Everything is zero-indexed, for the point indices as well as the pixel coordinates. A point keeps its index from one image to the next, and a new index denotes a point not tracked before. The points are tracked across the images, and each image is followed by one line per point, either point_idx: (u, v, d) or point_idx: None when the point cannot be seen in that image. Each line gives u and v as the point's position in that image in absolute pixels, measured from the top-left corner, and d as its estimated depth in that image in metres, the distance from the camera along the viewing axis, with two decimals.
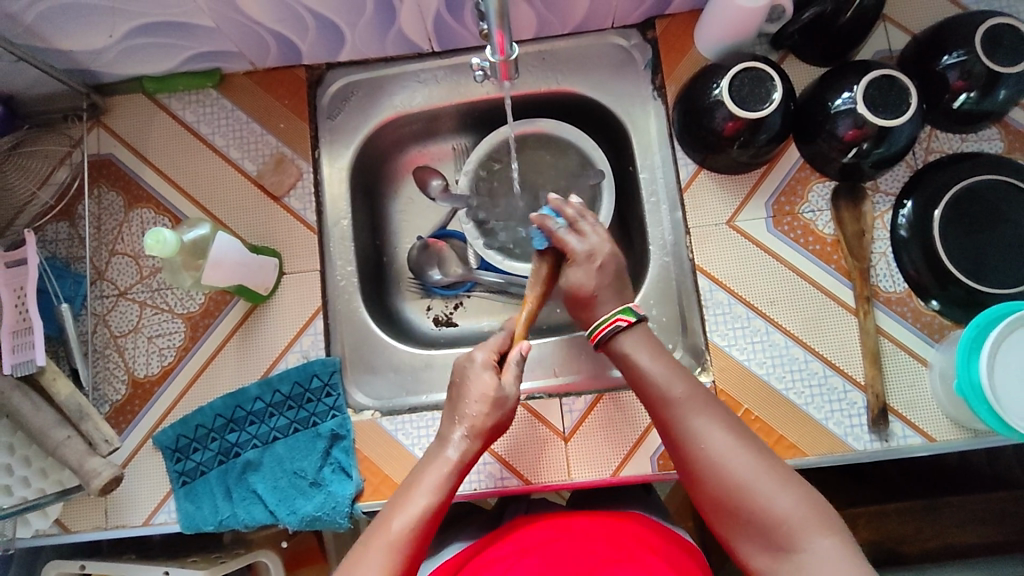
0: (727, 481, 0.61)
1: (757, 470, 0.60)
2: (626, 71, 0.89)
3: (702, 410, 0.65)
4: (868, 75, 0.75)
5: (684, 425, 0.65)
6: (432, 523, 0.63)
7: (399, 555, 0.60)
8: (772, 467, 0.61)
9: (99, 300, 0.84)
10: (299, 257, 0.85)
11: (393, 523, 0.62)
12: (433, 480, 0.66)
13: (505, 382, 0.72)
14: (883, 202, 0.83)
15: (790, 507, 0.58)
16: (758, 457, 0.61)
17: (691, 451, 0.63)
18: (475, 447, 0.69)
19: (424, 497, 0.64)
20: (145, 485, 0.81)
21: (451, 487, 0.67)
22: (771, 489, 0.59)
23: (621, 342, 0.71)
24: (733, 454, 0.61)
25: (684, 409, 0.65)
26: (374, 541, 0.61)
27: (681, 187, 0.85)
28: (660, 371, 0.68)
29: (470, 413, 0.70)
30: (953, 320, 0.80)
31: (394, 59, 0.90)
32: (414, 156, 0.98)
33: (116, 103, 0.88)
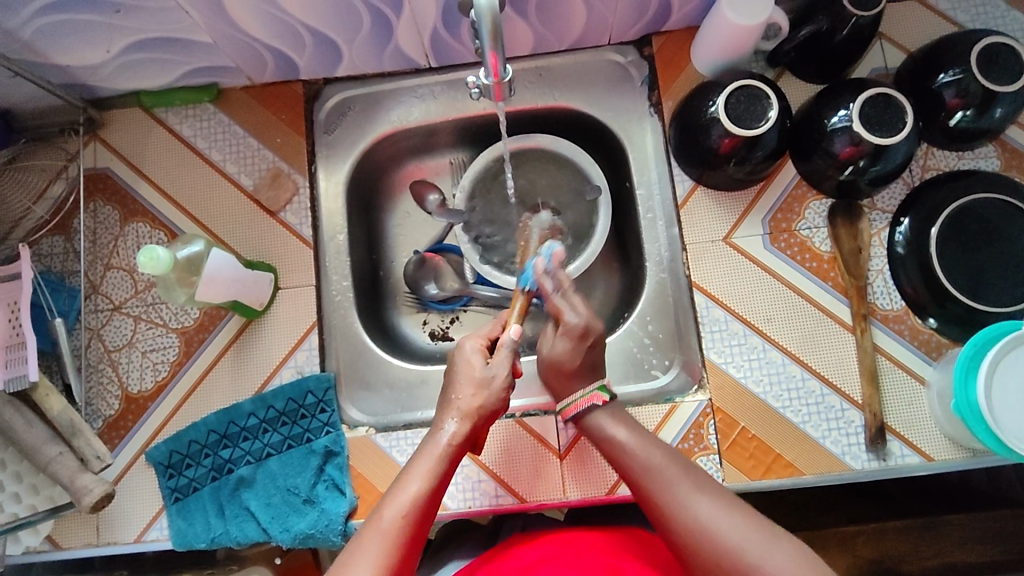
0: (719, 552, 0.58)
1: (750, 536, 0.57)
2: (622, 88, 0.89)
3: (682, 479, 0.63)
4: (864, 93, 0.75)
5: (666, 497, 0.62)
6: (426, 512, 0.62)
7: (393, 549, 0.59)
8: (766, 531, 0.58)
9: (93, 314, 0.84)
10: (295, 272, 0.85)
11: (383, 516, 0.60)
12: (424, 466, 0.65)
13: (495, 364, 0.71)
14: (880, 219, 0.83)
15: (791, 573, 0.55)
16: (747, 523, 0.59)
17: (676, 520, 0.61)
18: (464, 430, 0.68)
19: (416, 484, 0.63)
20: (138, 502, 0.80)
21: (442, 473, 0.65)
22: (767, 555, 0.56)
23: (594, 420, 0.70)
24: (724, 523, 0.59)
25: (663, 481, 0.63)
26: (366, 536, 0.59)
27: (677, 204, 0.85)
28: (633, 441, 0.67)
29: (458, 397, 0.70)
30: (951, 338, 0.79)
31: (392, 74, 0.90)
32: (411, 170, 0.98)
33: (113, 118, 0.89)
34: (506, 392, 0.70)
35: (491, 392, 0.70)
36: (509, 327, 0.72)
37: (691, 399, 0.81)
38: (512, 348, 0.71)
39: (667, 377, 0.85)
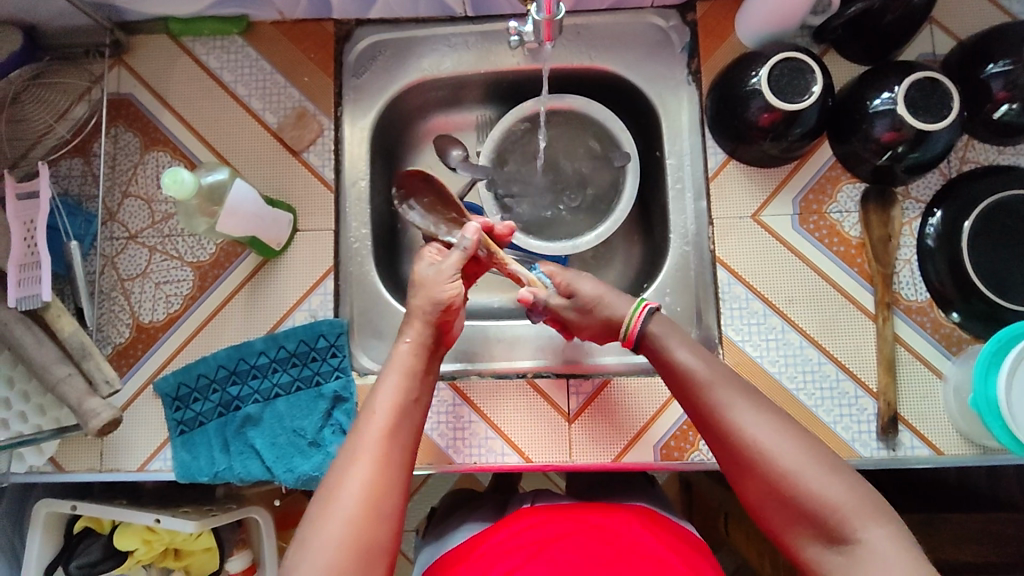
0: (770, 473, 0.56)
1: (804, 457, 0.56)
2: (662, 53, 0.86)
3: (745, 397, 0.60)
4: (910, 76, 0.73)
5: (723, 419, 0.60)
6: (410, 418, 0.62)
7: (381, 452, 0.58)
8: (816, 452, 0.56)
9: (109, 241, 0.83)
10: (316, 216, 0.84)
11: (371, 425, 0.59)
12: (400, 365, 0.64)
13: (444, 263, 0.70)
14: (912, 209, 0.81)
15: (837, 492, 0.54)
16: (802, 450, 0.57)
17: (732, 441, 0.59)
18: (432, 326, 0.67)
19: (392, 383, 0.63)
20: (144, 432, 0.80)
21: (419, 369, 0.65)
22: (820, 478, 0.55)
23: (652, 334, 0.68)
24: (777, 443, 0.57)
25: (719, 402, 0.61)
26: (352, 450, 0.58)
27: (707, 176, 0.84)
28: (692, 358, 0.64)
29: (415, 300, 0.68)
30: (972, 334, 0.78)
31: (425, 20, 0.88)
32: (437, 123, 0.96)
33: (140, 43, 0.87)
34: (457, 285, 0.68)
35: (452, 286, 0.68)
36: (464, 231, 0.72)
37: None
38: (468, 252, 0.71)
39: None
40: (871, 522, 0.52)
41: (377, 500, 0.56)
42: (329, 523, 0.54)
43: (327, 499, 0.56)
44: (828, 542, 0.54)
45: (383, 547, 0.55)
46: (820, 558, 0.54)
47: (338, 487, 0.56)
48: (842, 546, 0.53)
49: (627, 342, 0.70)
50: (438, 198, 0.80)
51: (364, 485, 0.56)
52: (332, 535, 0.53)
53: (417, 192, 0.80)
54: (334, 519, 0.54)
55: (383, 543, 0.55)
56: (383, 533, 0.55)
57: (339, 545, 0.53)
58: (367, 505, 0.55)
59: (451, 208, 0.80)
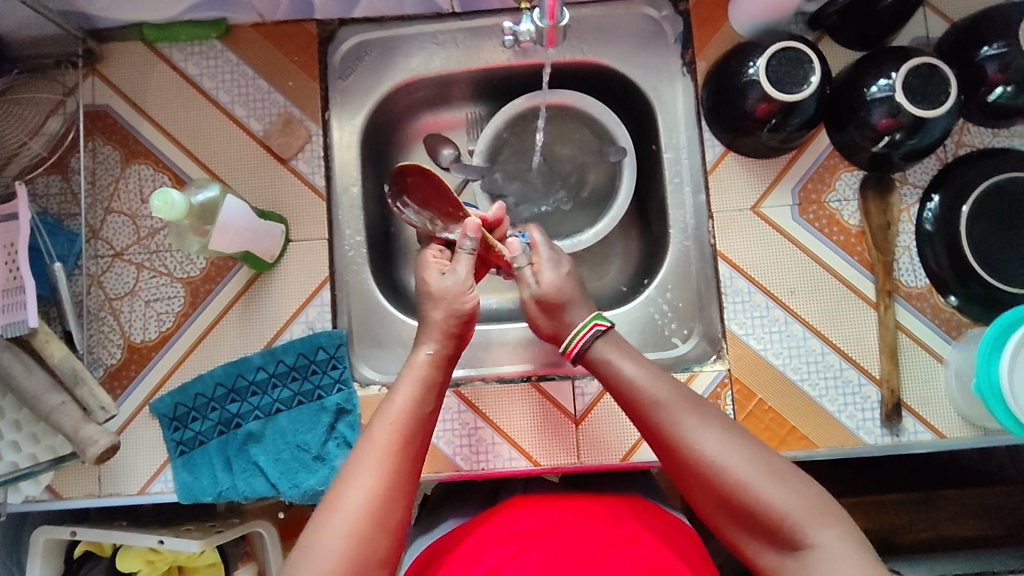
0: (721, 484, 0.56)
1: (757, 467, 0.56)
2: (655, 44, 0.85)
3: (693, 414, 0.60)
4: (908, 62, 0.72)
5: (672, 434, 0.59)
6: (423, 430, 0.60)
7: (388, 461, 0.56)
8: (768, 462, 0.56)
9: (94, 260, 0.81)
10: (307, 225, 0.81)
11: (382, 433, 0.58)
12: (412, 375, 0.63)
13: (456, 270, 0.70)
14: (910, 194, 0.81)
15: (788, 500, 0.54)
16: (752, 458, 0.56)
17: (684, 456, 0.58)
18: (447, 342, 0.66)
19: (405, 391, 0.62)
20: (142, 454, 0.79)
21: (434, 385, 0.63)
22: (771, 486, 0.54)
23: (596, 351, 0.68)
24: (728, 456, 0.56)
25: (667, 416, 0.60)
26: (360, 458, 0.56)
27: (706, 169, 0.82)
28: (641, 376, 0.63)
29: (432, 318, 0.67)
30: (971, 318, 0.79)
31: (411, 18, 0.85)
32: (427, 122, 0.93)
33: (114, 51, 0.83)
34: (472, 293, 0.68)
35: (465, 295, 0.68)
36: (464, 229, 0.70)
37: (710, 368, 0.80)
38: (471, 255, 0.71)
39: (685, 347, 0.83)
40: (822, 527, 0.52)
41: (379, 510, 0.54)
42: (332, 527, 0.52)
43: (330, 504, 0.54)
44: (780, 547, 0.54)
45: (381, 558, 0.53)
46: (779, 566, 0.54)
47: (342, 493, 0.54)
48: (793, 552, 0.53)
49: (569, 355, 0.69)
50: (432, 190, 0.75)
51: (368, 492, 0.54)
52: (332, 540, 0.52)
53: (410, 188, 0.76)
54: (338, 524, 0.53)
55: (382, 554, 0.53)
56: (386, 541, 0.54)
57: (340, 550, 0.51)
58: (370, 514, 0.53)
59: (445, 199, 0.75)
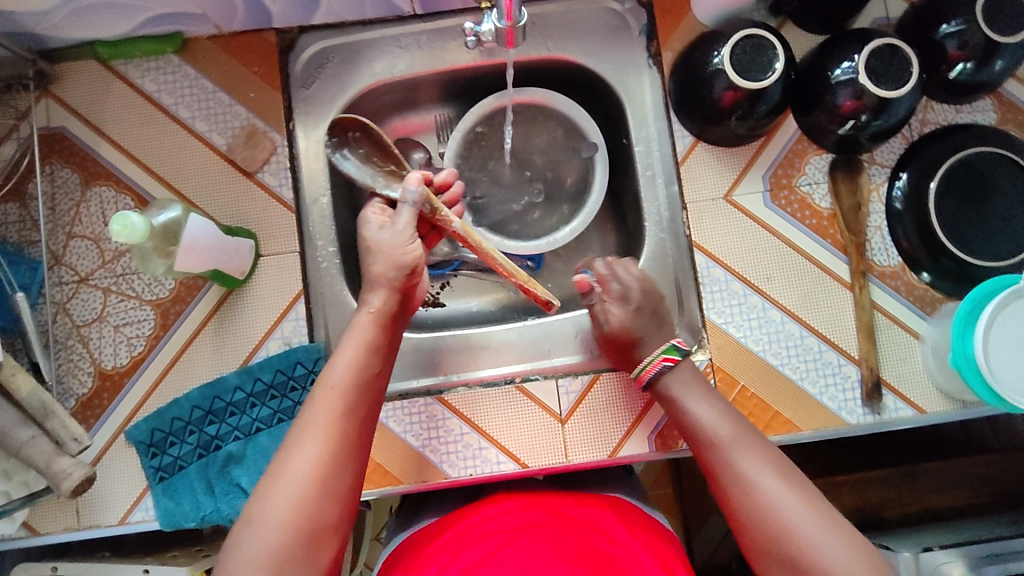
0: (772, 530, 0.56)
1: (813, 521, 0.55)
2: (619, 37, 0.84)
3: (759, 456, 0.60)
4: (870, 44, 0.73)
5: (734, 472, 0.60)
6: (367, 395, 0.60)
7: (331, 430, 0.57)
8: (827, 516, 0.56)
9: (57, 287, 0.79)
10: (277, 238, 0.80)
11: (325, 399, 0.58)
12: (358, 335, 0.63)
13: (397, 224, 0.67)
14: (879, 174, 0.81)
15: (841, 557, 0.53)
16: (813, 508, 0.56)
17: (741, 497, 0.59)
18: (392, 298, 0.64)
19: (349, 351, 0.62)
20: (121, 483, 0.77)
21: (378, 347, 0.63)
22: (825, 543, 0.54)
23: (664, 383, 0.69)
24: (784, 503, 0.57)
25: (732, 456, 0.61)
26: (303, 427, 0.57)
27: (677, 160, 0.82)
28: (709, 416, 0.65)
29: (375, 271, 0.65)
30: (944, 293, 0.79)
31: (372, 22, 0.84)
32: (395, 127, 0.92)
33: (67, 71, 0.81)
34: (411, 247, 0.65)
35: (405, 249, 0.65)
36: (405, 183, 0.68)
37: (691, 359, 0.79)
38: (414, 208, 0.68)
39: None
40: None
41: (324, 477, 0.55)
42: (277, 496, 0.54)
43: (274, 473, 0.55)
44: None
45: (330, 523, 0.55)
46: None
47: (285, 462, 0.55)
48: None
49: (639, 380, 0.71)
50: (376, 146, 0.75)
51: (310, 461, 0.55)
52: (278, 508, 0.53)
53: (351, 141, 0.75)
54: (283, 492, 0.54)
55: (331, 518, 0.55)
56: (335, 508, 0.55)
57: (287, 519, 0.53)
58: (316, 483, 0.55)
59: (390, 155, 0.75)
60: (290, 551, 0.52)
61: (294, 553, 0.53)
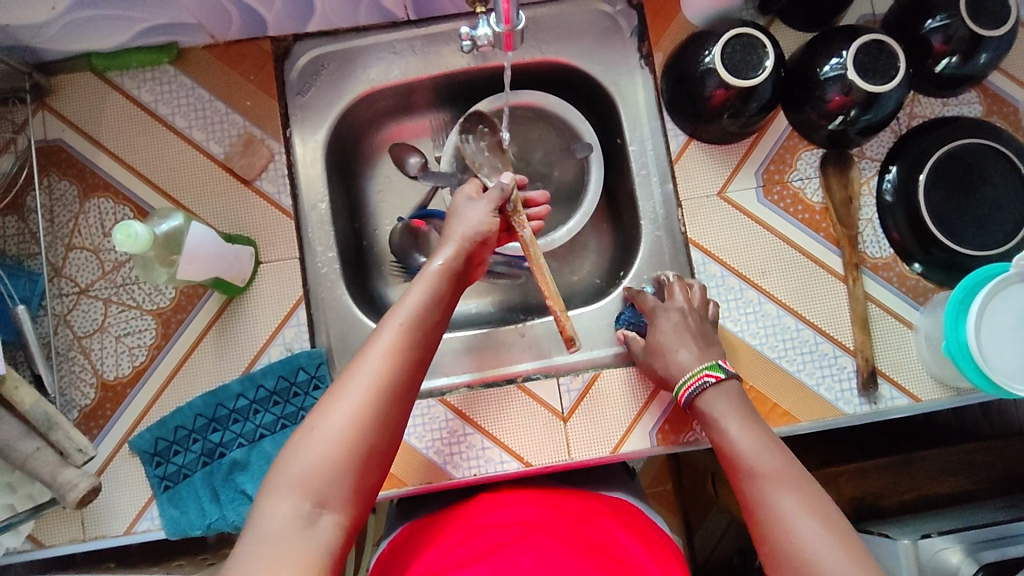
0: (805, 572, 0.52)
1: (851, 569, 0.51)
2: (611, 39, 0.85)
3: (801, 493, 0.56)
4: (857, 40, 0.74)
5: (766, 501, 0.57)
6: (428, 335, 0.58)
7: (399, 360, 0.55)
8: (868, 568, 0.51)
9: (58, 299, 0.79)
10: (276, 245, 0.80)
11: (391, 330, 0.57)
12: (427, 279, 0.61)
13: (482, 202, 0.68)
14: (869, 168, 0.83)
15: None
16: (844, 544, 0.52)
17: (771, 524, 0.56)
18: (463, 252, 0.64)
19: (419, 293, 0.60)
20: (125, 492, 0.77)
21: (445, 297, 0.61)
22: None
23: (704, 401, 0.68)
24: (821, 546, 0.52)
25: (764, 484, 0.58)
26: (369, 352, 0.55)
27: (671, 158, 0.83)
28: (749, 443, 0.62)
29: (454, 233, 0.66)
30: (936, 282, 0.81)
31: (366, 28, 0.84)
32: (391, 132, 0.93)
33: (62, 84, 0.82)
34: (490, 221, 0.66)
35: (486, 220, 0.66)
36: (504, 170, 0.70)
37: None
38: (502, 193, 0.69)
39: None
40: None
41: (384, 404, 0.53)
42: (338, 412, 0.52)
43: (337, 390, 0.53)
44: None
45: (377, 454, 0.53)
46: None
47: (349, 382, 0.54)
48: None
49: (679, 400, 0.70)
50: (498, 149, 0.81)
51: (376, 386, 0.53)
52: (336, 424, 0.52)
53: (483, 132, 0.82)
54: (345, 410, 0.52)
55: (382, 447, 0.53)
56: (383, 436, 0.53)
57: (340, 441, 0.51)
58: (376, 401, 0.53)
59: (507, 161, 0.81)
60: (339, 468, 0.51)
61: (341, 473, 0.51)
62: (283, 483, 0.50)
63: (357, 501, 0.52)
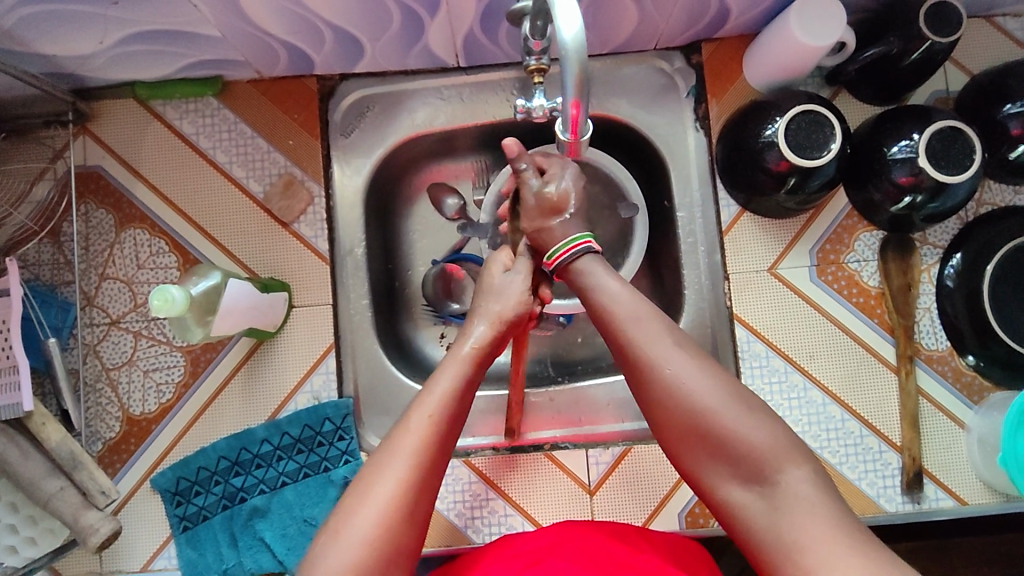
0: (689, 416, 0.53)
1: (723, 398, 0.52)
2: (667, 98, 0.82)
3: (659, 327, 0.56)
4: (933, 125, 0.69)
5: (639, 354, 0.55)
6: (455, 425, 0.53)
7: (422, 461, 0.50)
8: (739, 391, 0.53)
9: (89, 329, 0.78)
10: (312, 290, 0.79)
11: (414, 427, 0.51)
12: (452, 364, 0.56)
13: (519, 273, 0.65)
14: (930, 254, 0.79)
15: (760, 431, 0.51)
16: (725, 388, 0.53)
17: (652, 387, 0.54)
18: (491, 335, 0.59)
19: (444, 382, 0.54)
20: (145, 529, 0.76)
21: (472, 382, 0.57)
22: (739, 419, 0.52)
23: (580, 267, 0.62)
24: (697, 380, 0.53)
25: (636, 330, 0.56)
26: (390, 451, 0.51)
27: (720, 229, 0.80)
28: (616, 284, 0.59)
29: (489, 308, 0.62)
30: (993, 380, 0.77)
31: (414, 72, 0.82)
32: (430, 173, 0.90)
33: (104, 110, 0.80)
34: (528, 300, 0.63)
35: (523, 298, 0.63)
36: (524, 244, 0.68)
37: None
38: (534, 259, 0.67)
39: None
40: (792, 464, 0.50)
41: (406, 514, 0.49)
42: (361, 522, 0.48)
43: (356, 496, 0.49)
44: (749, 485, 0.51)
45: (407, 554, 0.49)
46: (744, 500, 0.51)
47: (371, 483, 0.49)
48: (764, 490, 0.50)
49: (551, 262, 0.64)
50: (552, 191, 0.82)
51: (400, 491, 0.49)
52: (354, 540, 0.47)
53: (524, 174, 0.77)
54: (366, 519, 0.48)
55: (410, 549, 0.49)
56: (409, 538, 0.49)
57: (366, 548, 0.47)
58: (397, 510, 0.48)
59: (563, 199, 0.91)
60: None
61: None
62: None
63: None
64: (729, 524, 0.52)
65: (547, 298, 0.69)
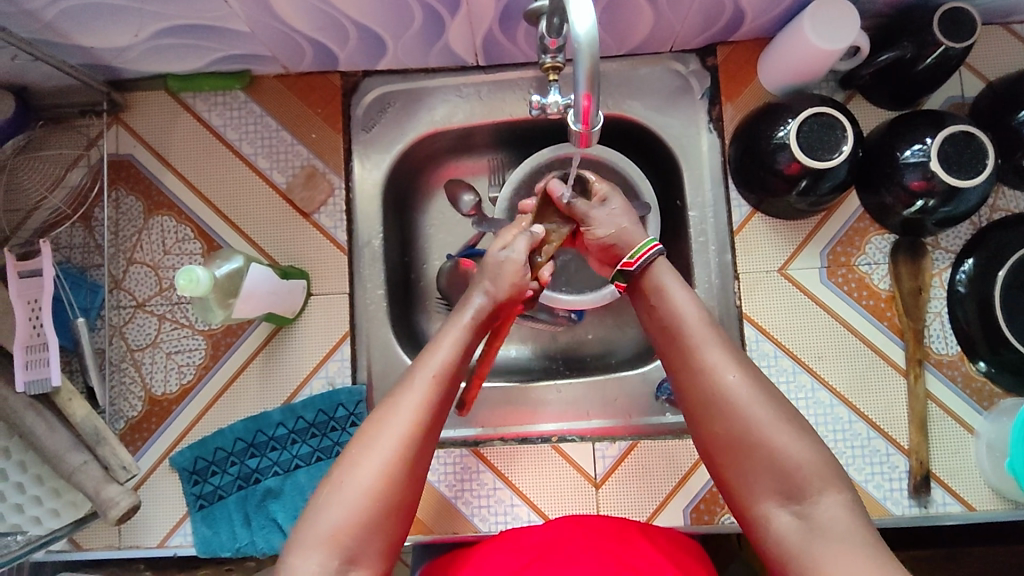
0: (735, 424, 0.54)
1: (773, 415, 0.54)
2: (681, 99, 0.83)
3: (717, 341, 0.58)
4: (945, 129, 0.70)
5: (698, 357, 0.57)
6: (455, 386, 0.58)
7: (424, 413, 0.55)
8: (787, 412, 0.54)
9: (116, 310, 0.81)
10: (329, 279, 0.82)
11: (418, 383, 0.56)
12: (453, 332, 0.61)
13: (515, 249, 0.67)
14: (942, 259, 0.79)
15: (803, 453, 0.53)
16: (775, 404, 0.55)
17: (703, 391, 0.56)
18: (488, 309, 0.63)
19: (446, 347, 0.59)
20: (162, 506, 0.79)
21: (470, 348, 0.61)
22: (787, 434, 0.53)
23: (655, 272, 0.64)
24: (749, 396, 0.55)
25: (696, 339, 0.58)
26: (397, 403, 0.55)
27: (731, 230, 0.81)
28: (682, 295, 0.61)
29: (484, 284, 0.65)
30: (1004, 387, 0.77)
31: (435, 70, 0.84)
32: (447, 169, 0.92)
33: (137, 100, 0.84)
34: (520, 277, 0.65)
35: (517, 277, 0.65)
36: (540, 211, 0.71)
37: None
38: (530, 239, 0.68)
39: None
40: (830, 488, 0.51)
41: (407, 460, 0.53)
42: (366, 469, 0.52)
43: (372, 429, 0.54)
44: (783, 501, 0.52)
45: (407, 504, 0.53)
46: (776, 514, 0.52)
47: (386, 425, 0.54)
48: (798, 508, 0.52)
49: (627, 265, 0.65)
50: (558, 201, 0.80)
51: (404, 438, 0.53)
52: (362, 479, 0.52)
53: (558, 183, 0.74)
54: (371, 468, 0.52)
55: (407, 501, 0.53)
56: (409, 489, 0.53)
57: (371, 488, 0.51)
58: (402, 454, 0.53)
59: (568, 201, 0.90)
60: (369, 524, 0.51)
61: (367, 528, 0.51)
62: (313, 539, 0.50)
63: (385, 554, 0.52)
64: (755, 537, 0.54)
65: (545, 280, 0.71)
